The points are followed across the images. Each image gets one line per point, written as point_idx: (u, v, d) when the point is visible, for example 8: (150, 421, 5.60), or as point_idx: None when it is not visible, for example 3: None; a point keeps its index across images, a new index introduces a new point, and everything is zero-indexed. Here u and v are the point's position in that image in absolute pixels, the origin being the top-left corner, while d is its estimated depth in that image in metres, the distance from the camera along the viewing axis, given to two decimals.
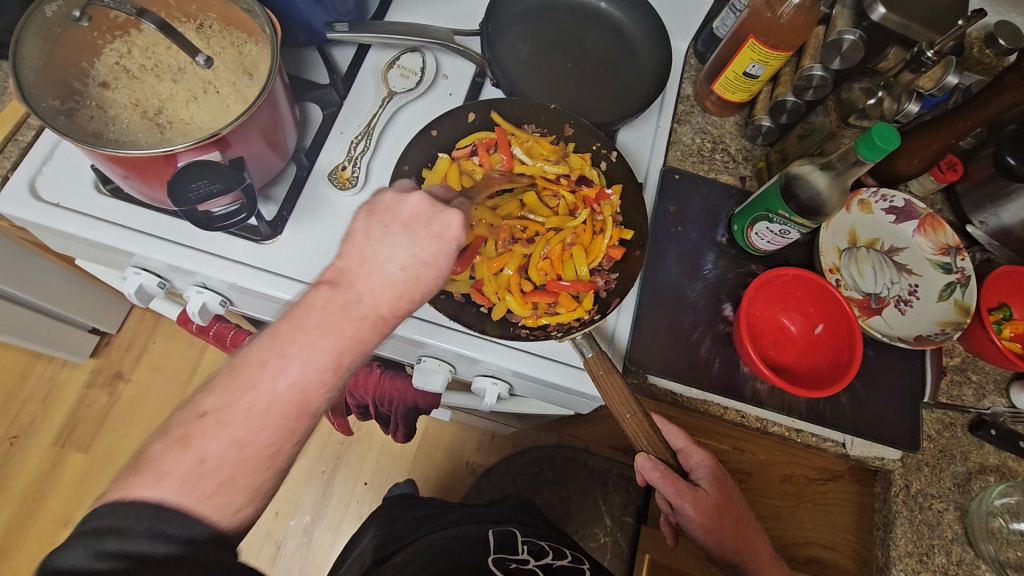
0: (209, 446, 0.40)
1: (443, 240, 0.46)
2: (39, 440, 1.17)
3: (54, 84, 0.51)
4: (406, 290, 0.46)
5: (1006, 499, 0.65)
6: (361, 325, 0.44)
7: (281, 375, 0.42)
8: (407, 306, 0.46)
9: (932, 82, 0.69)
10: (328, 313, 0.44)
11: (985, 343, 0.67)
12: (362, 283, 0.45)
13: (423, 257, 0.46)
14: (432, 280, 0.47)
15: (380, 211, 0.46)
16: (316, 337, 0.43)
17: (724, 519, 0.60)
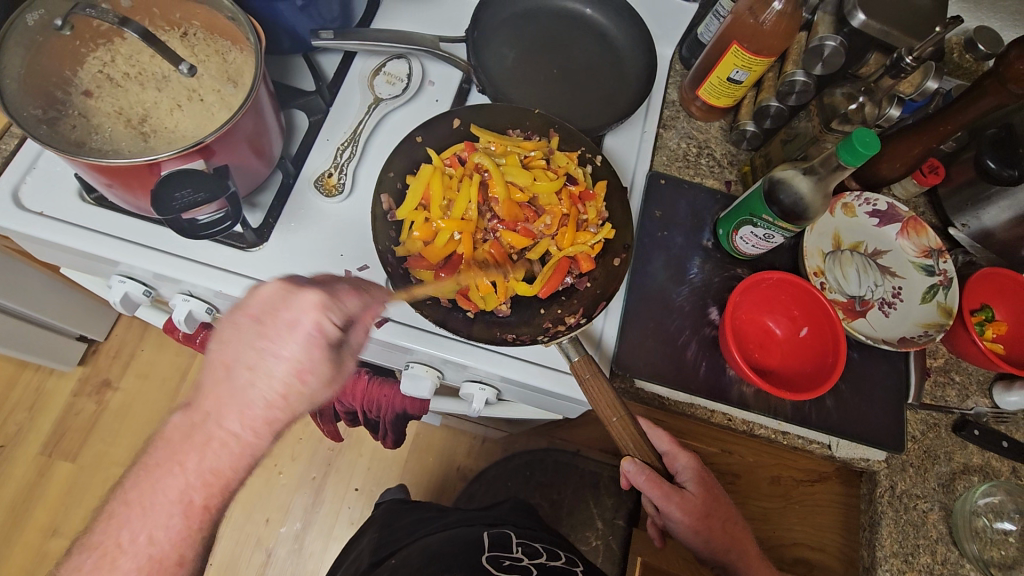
0: None
1: (296, 328, 0.44)
2: (26, 449, 1.16)
3: (36, 93, 0.51)
4: (279, 393, 0.45)
5: (990, 499, 0.66)
6: (208, 454, 0.44)
7: (122, 524, 0.44)
8: (272, 416, 0.45)
9: (912, 87, 0.70)
10: (170, 446, 0.44)
11: (967, 344, 0.68)
12: (223, 420, 0.44)
13: (275, 350, 0.44)
14: (304, 382, 0.45)
15: (274, 301, 0.45)
16: (202, 455, 0.44)
17: (711, 519, 0.60)
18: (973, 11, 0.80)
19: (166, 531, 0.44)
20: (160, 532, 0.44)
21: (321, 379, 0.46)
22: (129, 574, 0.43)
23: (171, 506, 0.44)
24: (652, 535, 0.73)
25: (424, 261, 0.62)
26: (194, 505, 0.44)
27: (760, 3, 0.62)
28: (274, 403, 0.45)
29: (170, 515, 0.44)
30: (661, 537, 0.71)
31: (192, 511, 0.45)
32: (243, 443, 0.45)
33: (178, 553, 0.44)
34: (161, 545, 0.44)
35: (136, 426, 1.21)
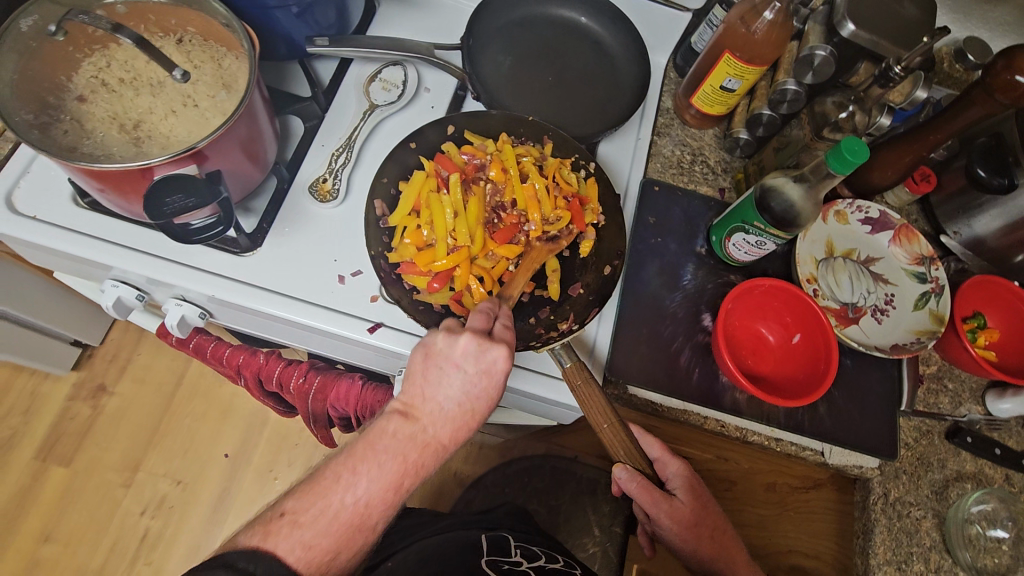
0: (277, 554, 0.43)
1: (482, 359, 0.52)
2: (19, 454, 1.16)
3: (29, 98, 0.51)
4: (462, 416, 0.53)
5: (983, 506, 0.66)
6: (425, 453, 0.51)
7: (350, 488, 0.48)
8: (463, 428, 0.54)
9: (902, 96, 0.70)
10: (395, 442, 0.50)
11: (959, 351, 0.68)
12: (432, 416, 0.52)
13: (474, 389, 0.53)
14: (482, 406, 0.54)
15: (462, 365, 0.52)
16: (421, 451, 0.51)
17: (700, 528, 0.60)
18: (963, 21, 0.80)
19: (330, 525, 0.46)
20: (374, 505, 0.48)
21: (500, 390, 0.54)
22: (342, 524, 0.47)
23: (389, 485, 0.49)
24: (641, 541, 0.72)
25: (416, 268, 0.62)
26: (401, 489, 0.50)
27: (752, 13, 0.63)
28: (463, 414, 0.53)
29: (384, 493, 0.49)
30: (652, 544, 0.70)
31: (392, 499, 0.49)
32: (441, 444, 0.52)
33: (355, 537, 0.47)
34: (361, 528, 0.48)
35: (131, 431, 1.20)
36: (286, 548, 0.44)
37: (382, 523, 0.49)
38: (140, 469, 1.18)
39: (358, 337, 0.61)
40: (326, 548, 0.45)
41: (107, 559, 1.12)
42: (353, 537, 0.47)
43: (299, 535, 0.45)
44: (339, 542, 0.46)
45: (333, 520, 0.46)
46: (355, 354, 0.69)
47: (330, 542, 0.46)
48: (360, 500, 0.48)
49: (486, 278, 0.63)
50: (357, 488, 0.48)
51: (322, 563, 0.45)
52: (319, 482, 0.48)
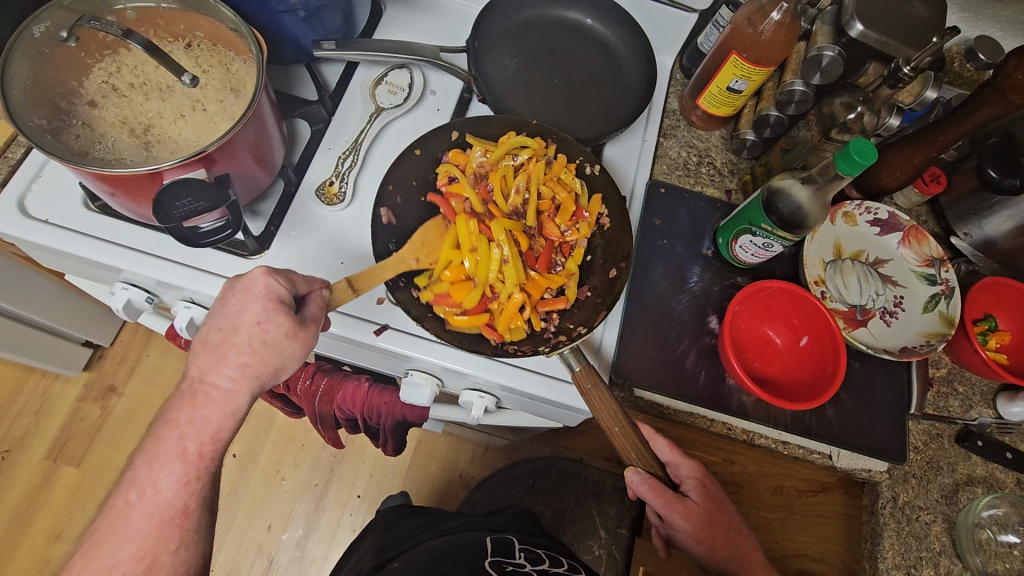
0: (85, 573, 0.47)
1: (250, 294, 0.50)
2: (31, 454, 1.17)
3: (41, 104, 0.52)
4: (240, 350, 0.49)
5: (994, 511, 0.66)
6: (203, 402, 0.49)
7: (135, 485, 0.49)
8: (250, 368, 0.50)
9: (911, 96, 0.68)
10: (173, 411, 0.50)
11: (970, 354, 0.68)
12: (213, 370, 0.49)
13: (237, 313, 0.50)
14: (260, 332, 0.49)
15: (234, 306, 0.50)
16: (196, 407, 0.49)
17: (714, 529, 0.60)
18: (974, 20, 0.80)
19: (134, 527, 0.48)
20: (167, 488, 0.49)
21: (284, 334, 0.50)
22: (143, 523, 0.48)
23: (173, 459, 0.49)
24: (655, 544, 0.70)
25: (450, 301, 0.61)
26: (190, 458, 0.49)
27: (759, 14, 0.63)
28: (246, 357, 0.49)
29: (174, 467, 0.49)
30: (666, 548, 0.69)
31: (192, 471, 0.49)
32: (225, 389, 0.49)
33: (170, 530, 0.49)
34: (168, 514, 0.49)
35: (140, 432, 1.21)
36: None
37: (195, 498, 0.50)
38: None
39: (365, 339, 0.61)
40: (131, 559, 0.48)
41: None
42: (168, 533, 0.49)
43: (96, 560, 0.47)
44: (150, 542, 0.48)
45: (131, 524, 0.48)
46: (364, 356, 0.69)
47: (135, 548, 0.48)
48: (153, 489, 0.49)
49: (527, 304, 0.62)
50: (150, 483, 0.49)
51: (145, 573, 0.48)
52: (112, 499, 0.49)
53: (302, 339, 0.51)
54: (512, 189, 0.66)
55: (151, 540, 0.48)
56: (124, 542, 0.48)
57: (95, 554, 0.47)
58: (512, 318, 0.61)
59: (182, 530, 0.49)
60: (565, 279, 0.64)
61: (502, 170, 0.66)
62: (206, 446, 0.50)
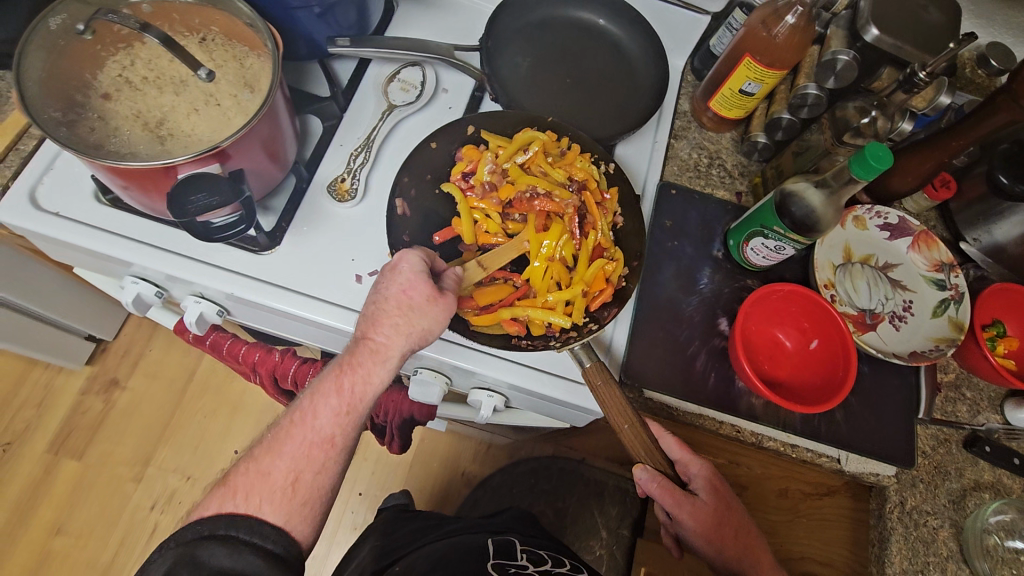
0: (241, 486, 0.49)
1: (401, 268, 0.55)
2: (33, 447, 1.17)
3: (56, 96, 0.51)
4: (397, 315, 0.53)
5: (1001, 517, 0.65)
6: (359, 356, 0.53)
7: (313, 416, 0.52)
8: (404, 331, 0.53)
9: (925, 102, 0.70)
10: (340, 361, 0.53)
11: (978, 359, 0.68)
12: (372, 328, 0.53)
13: (392, 286, 0.54)
14: (415, 299, 0.53)
15: (382, 282, 0.54)
16: (354, 357, 0.53)
17: (723, 528, 0.60)
18: (986, 27, 0.80)
19: (290, 447, 0.51)
20: (321, 418, 0.52)
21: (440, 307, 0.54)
22: (304, 449, 0.51)
23: (329, 394, 0.52)
24: (667, 544, 0.69)
25: (475, 302, 0.60)
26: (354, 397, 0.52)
27: (774, 16, 0.63)
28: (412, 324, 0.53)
29: (327, 401, 0.52)
30: (677, 547, 0.68)
31: (344, 407, 0.52)
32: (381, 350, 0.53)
33: (319, 454, 0.51)
34: (319, 442, 0.51)
35: (143, 426, 1.21)
36: (248, 483, 0.49)
37: (344, 432, 0.52)
38: (151, 463, 1.19)
39: None
40: (284, 474, 0.50)
41: (117, 554, 1.13)
42: (314, 456, 0.51)
43: (257, 464, 0.50)
44: (296, 463, 0.50)
45: (301, 454, 0.51)
46: None
47: (289, 463, 0.50)
48: (324, 426, 0.52)
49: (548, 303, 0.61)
50: (313, 410, 0.52)
51: (289, 489, 0.49)
52: (279, 422, 0.52)
53: (444, 306, 0.54)
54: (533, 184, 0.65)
55: (299, 461, 0.50)
56: (278, 462, 0.50)
57: (269, 477, 0.49)
58: (549, 312, 0.60)
59: (325, 458, 0.52)
60: (586, 276, 0.62)
61: (516, 168, 0.65)
62: (360, 390, 0.52)
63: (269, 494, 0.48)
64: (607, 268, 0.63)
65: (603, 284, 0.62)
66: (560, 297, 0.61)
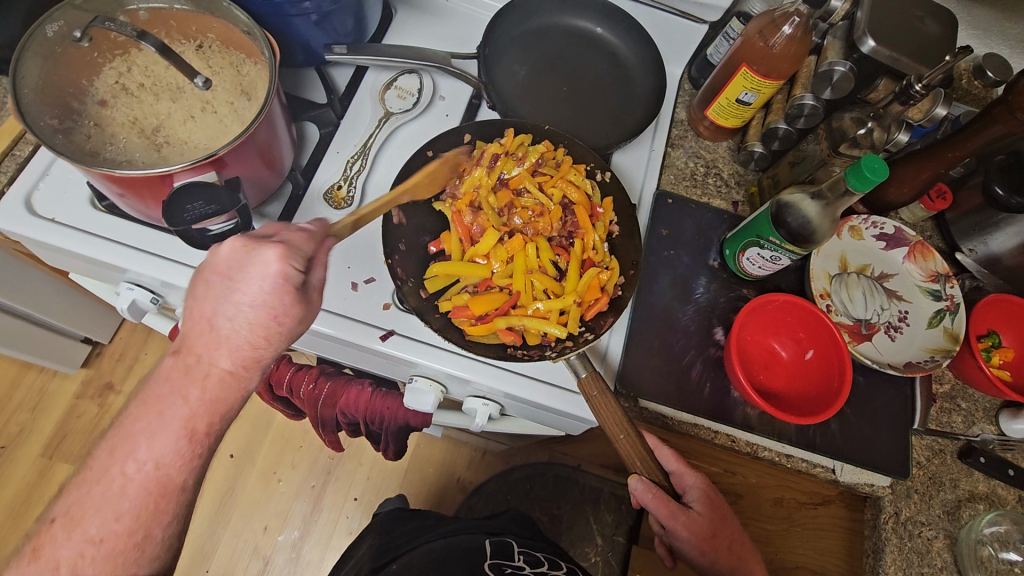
0: (60, 551, 0.42)
1: (259, 271, 0.46)
2: (27, 450, 1.16)
3: (52, 103, 0.51)
4: (253, 338, 0.47)
5: (996, 528, 0.66)
6: (208, 387, 0.45)
7: (129, 457, 0.43)
8: (256, 355, 0.47)
9: (920, 113, 0.70)
10: (170, 383, 0.45)
11: (974, 371, 0.68)
12: (218, 355, 0.46)
13: (247, 301, 0.46)
14: (278, 319, 0.47)
15: (240, 289, 0.46)
16: (204, 387, 0.45)
17: (717, 540, 0.59)
18: (982, 38, 0.81)
19: (128, 503, 0.43)
20: (169, 466, 0.44)
21: (298, 323, 0.48)
22: (135, 501, 0.43)
23: (176, 435, 0.44)
24: (660, 554, 0.68)
25: (469, 312, 0.60)
26: (197, 437, 0.45)
27: (771, 27, 0.63)
28: (252, 346, 0.47)
29: (176, 446, 0.44)
30: (671, 558, 0.67)
31: (196, 448, 0.45)
32: (228, 371, 0.46)
33: (165, 504, 0.44)
34: (165, 492, 0.44)
35: None
36: (72, 555, 0.42)
37: (194, 474, 0.45)
38: None
39: (371, 345, 0.61)
40: (117, 529, 0.43)
41: None
42: (161, 509, 0.44)
43: (81, 531, 0.42)
44: (142, 520, 0.43)
45: (122, 498, 0.43)
46: (369, 360, 0.69)
47: (127, 523, 0.43)
48: (147, 463, 0.43)
49: (541, 311, 0.61)
50: (138, 455, 0.43)
51: (128, 550, 0.43)
52: (86, 471, 0.44)
53: (308, 316, 0.49)
54: (526, 197, 0.66)
55: (144, 517, 0.43)
56: (109, 518, 0.43)
57: (74, 531, 0.42)
58: (544, 321, 0.60)
59: (176, 505, 0.45)
60: (580, 285, 0.62)
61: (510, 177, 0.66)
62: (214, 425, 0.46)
63: (103, 562, 0.42)
64: (601, 276, 0.63)
65: (597, 293, 0.62)
66: (552, 305, 0.61)
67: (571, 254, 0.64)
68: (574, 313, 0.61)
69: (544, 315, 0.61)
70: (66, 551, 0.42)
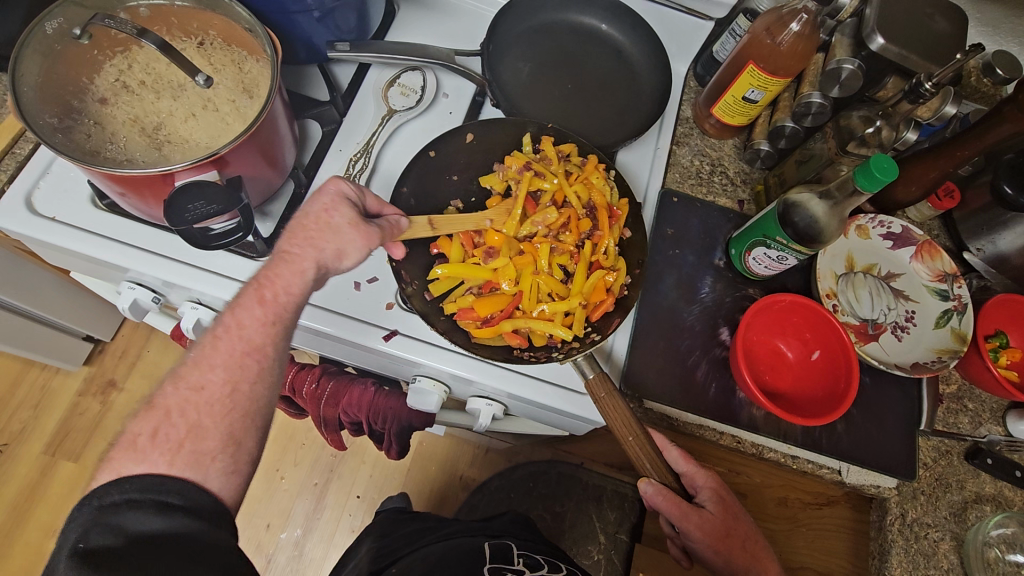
0: (169, 402, 0.45)
1: (322, 191, 0.53)
2: (30, 448, 1.16)
3: (52, 101, 0.51)
4: (314, 232, 0.51)
5: (1003, 530, 0.65)
6: (278, 269, 0.50)
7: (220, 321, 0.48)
8: (316, 246, 0.51)
9: (930, 112, 0.69)
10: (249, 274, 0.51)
11: (981, 372, 0.67)
12: (286, 242, 0.51)
13: (310, 207, 0.53)
14: (333, 226, 0.52)
15: (305, 199, 0.53)
16: (274, 268, 0.50)
17: (731, 539, 0.59)
18: (992, 35, 0.80)
19: (218, 358, 0.47)
20: (251, 325, 0.48)
21: (347, 223, 0.52)
22: (225, 358, 0.47)
23: (253, 301, 0.49)
24: (675, 555, 0.68)
25: (473, 314, 0.60)
26: (270, 305, 0.49)
27: (778, 23, 0.62)
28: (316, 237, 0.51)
29: (252, 308, 0.49)
30: (687, 558, 0.67)
31: (272, 313, 0.49)
32: (296, 259, 0.51)
33: (251, 363, 0.48)
34: (250, 351, 0.48)
35: None
36: (181, 401, 0.45)
37: (275, 342, 0.49)
38: None
39: (375, 345, 0.61)
40: (220, 383, 0.46)
41: None
42: (246, 365, 0.47)
43: (186, 382, 0.45)
44: (233, 374, 0.47)
45: (213, 360, 0.46)
46: (373, 361, 0.68)
47: (220, 376, 0.46)
48: (237, 322, 0.48)
49: (547, 313, 0.61)
50: (224, 318, 0.48)
51: (226, 398, 0.46)
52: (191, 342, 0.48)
53: (364, 232, 0.53)
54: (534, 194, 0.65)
55: (234, 372, 0.47)
56: (207, 373, 0.46)
57: (179, 386, 0.45)
58: (549, 324, 0.59)
59: (260, 366, 0.48)
60: (587, 287, 0.62)
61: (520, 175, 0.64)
62: (284, 295, 0.50)
63: (206, 406, 0.45)
64: (607, 279, 0.62)
65: (603, 295, 0.61)
66: (557, 308, 0.60)
67: (579, 257, 0.63)
68: (580, 316, 0.60)
69: (550, 317, 0.60)
70: (174, 399, 0.45)
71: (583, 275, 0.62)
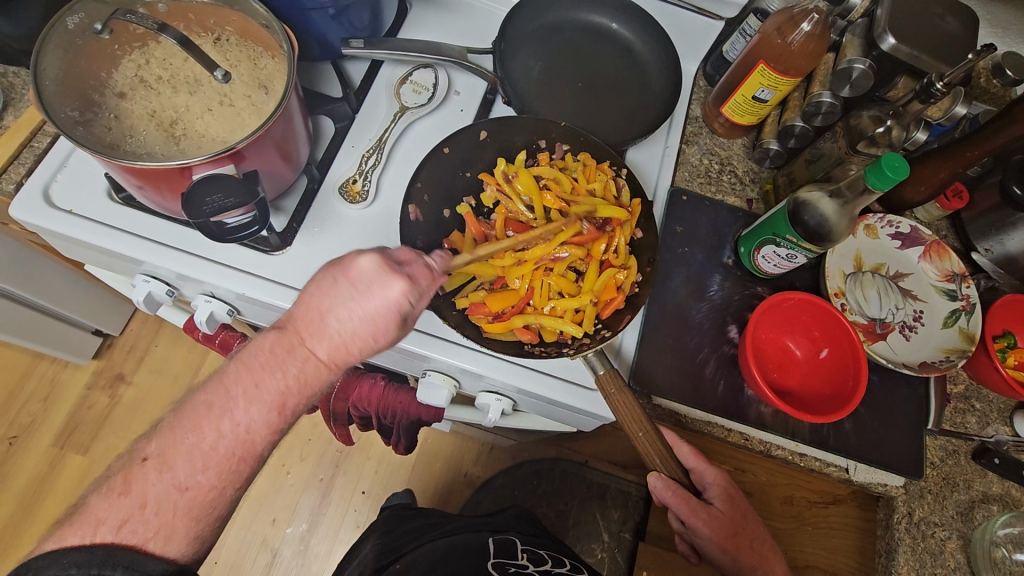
0: (149, 489, 0.41)
1: (369, 293, 0.45)
2: (40, 440, 1.17)
3: (73, 95, 0.52)
4: (347, 343, 0.45)
5: (1010, 530, 0.65)
6: (306, 367, 0.45)
7: (225, 414, 0.43)
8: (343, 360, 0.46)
9: (941, 111, 0.70)
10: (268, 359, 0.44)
11: (989, 372, 0.67)
12: (314, 343, 0.45)
13: (356, 313, 0.45)
14: (370, 339, 0.46)
15: (343, 299, 0.45)
16: (301, 366, 0.44)
17: (739, 537, 0.60)
18: (1003, 36, 0.80)
19: (216, 456, 0.43)
20: (257, 430, 0.44)
21: (390, 343, 0.47)
22: (222, 458, 0.43)
23: (270, 404, 0.44)
24: (683, 551, 0.68)
25: (485, 308, 0.61)
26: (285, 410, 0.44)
27: (789, 23, 0.62)
28: (348, 349, 0.46)
29: (267, 410, 0.44)
30: (696, 555, 0.67)
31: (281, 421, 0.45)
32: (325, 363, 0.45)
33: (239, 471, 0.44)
34: (246, 459, 0.44)
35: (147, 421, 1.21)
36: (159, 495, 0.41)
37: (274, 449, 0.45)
38: None
39: None
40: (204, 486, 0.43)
41: None
42: (236, 471, 0.44)
43: (170, 475, 0.42)
44: (223, 477, 0.43)
45: (210, 454, 0.43)
46: (383, 354, 0.69)
47: (210, 478, 0.43)
48: (240, 424, 0.43)
49: (557, 310, 0.62)
50: (234, 414, 0.43)
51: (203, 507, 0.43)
52: (183, 415, 0.43)
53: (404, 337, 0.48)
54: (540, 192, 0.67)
55: (227, 475, 0.44)
56: (197, 469, 0.42)
57: (164, 474, 0.42)
58: (559, 320, 0.61)
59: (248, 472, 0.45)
60: (598, 285, 0.63)
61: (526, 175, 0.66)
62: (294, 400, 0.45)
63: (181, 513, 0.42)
64: (618, 276, 0.63)
65: (614, 292, 0.62)
66: (567, 304, 0.61)
67: (590, 257, 0.64)
68: (590, 312, 0.62)
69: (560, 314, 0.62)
70: (156, 490, 0.41)
71: (593, 271, 0.63)
